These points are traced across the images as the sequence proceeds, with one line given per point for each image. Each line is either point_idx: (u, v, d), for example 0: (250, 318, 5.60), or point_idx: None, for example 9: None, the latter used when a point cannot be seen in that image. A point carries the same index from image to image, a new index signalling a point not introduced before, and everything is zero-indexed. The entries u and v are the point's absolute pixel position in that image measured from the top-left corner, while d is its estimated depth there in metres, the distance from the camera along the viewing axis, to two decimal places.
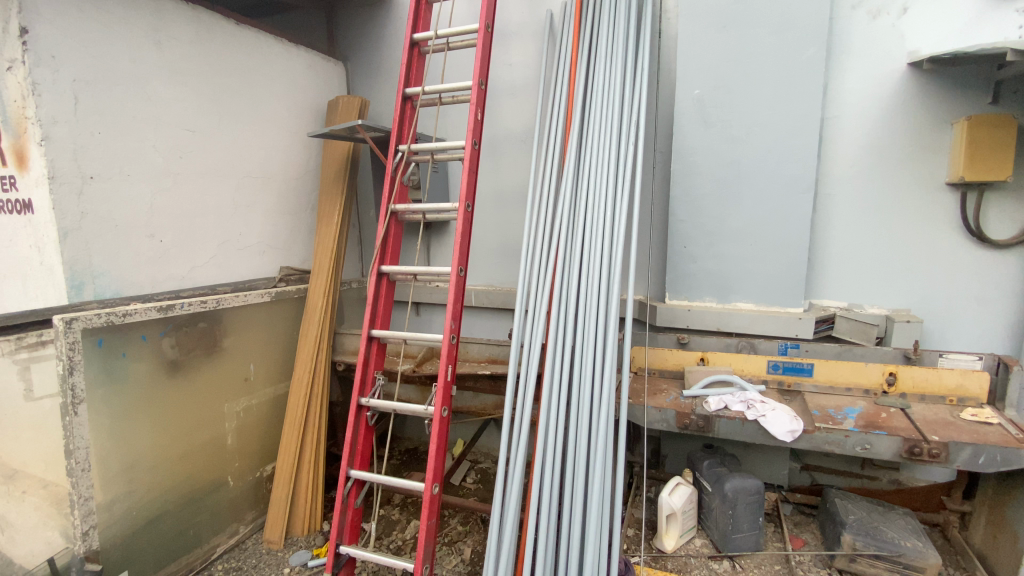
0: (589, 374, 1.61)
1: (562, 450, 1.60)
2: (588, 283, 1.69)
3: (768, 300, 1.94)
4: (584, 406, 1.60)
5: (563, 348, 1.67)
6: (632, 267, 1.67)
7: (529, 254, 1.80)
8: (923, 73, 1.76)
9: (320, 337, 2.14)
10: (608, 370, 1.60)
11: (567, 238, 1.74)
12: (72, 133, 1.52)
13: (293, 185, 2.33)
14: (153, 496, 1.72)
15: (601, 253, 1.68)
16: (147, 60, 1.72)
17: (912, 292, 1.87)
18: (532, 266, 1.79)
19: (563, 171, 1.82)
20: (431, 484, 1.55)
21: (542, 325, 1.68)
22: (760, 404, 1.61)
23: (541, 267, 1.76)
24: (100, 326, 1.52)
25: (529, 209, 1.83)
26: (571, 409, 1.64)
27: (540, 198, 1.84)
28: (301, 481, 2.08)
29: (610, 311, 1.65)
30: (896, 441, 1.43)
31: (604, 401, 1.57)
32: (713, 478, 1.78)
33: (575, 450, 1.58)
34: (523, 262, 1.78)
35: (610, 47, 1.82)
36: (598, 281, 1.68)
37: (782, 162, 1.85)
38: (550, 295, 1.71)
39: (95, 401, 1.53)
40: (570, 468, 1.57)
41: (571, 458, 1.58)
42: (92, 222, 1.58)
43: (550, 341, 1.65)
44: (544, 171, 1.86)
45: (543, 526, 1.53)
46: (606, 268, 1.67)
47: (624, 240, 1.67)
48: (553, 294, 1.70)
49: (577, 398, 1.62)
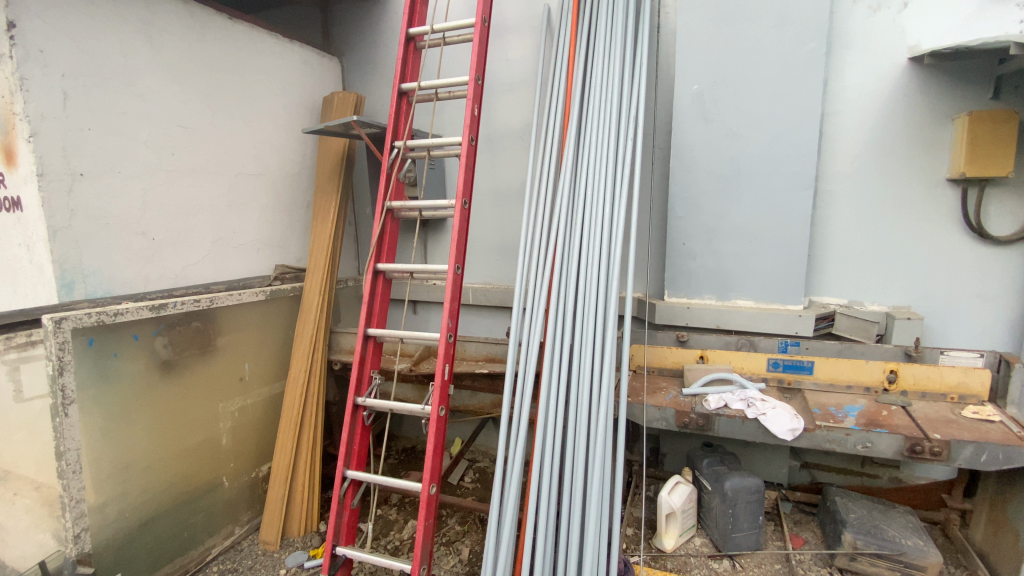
0: (589, 352, 1.61)
1: (562, 431, 1.59)
2: (588, 261, 1.68)
3: (767, 297, 1.92)
4: (584, 387, 1.59)
5: (561, 346, 1.65)
6: (633, 255, 1.65)
7: (527, 245, 1.78)
8: (924, 68, 1.74)
9: (315, 336, 2.12)
10: (608, 349, 1.59)
11: (568, 219, 1.74)
12: (61, 129, 1.49)
13: (288, 182, 2.30)
14: (146, 497, 1.69)
15: (602, 234, 1.67)
16: (138, 55, 1.69)
17: (912, 288, 1.86)
18: (532, 246, 1.79)
19: (562, 160, 1.80)
20: (429, 484, 1.54)
21: (542, 307, 1.68)
22: (761, 402, 1.59)
23: (540, 257, 1.74)
24: (90, 326, 1.49)
25: (528, 192, 1.82)
26: (571, 389, 1.63)
27: (540, 178, 1.84)
28: (297, 481, 2.06)
29: (611, 293, 1.64)
30: (898, 439, 1.42)
31: (604, 385, 1.56)
32: (713, 477, 1.76)
33: (575, 437, 1.57)
34: (521, 252, 1.77)
35: (608, 41, 1.80)
36: (598, 261, 1.67)
37: (781, 158, 1.84)
38: (550, 277, 1.71)
39: (87, 401, 1.50)
40: (569, 449, 1.57)
41: (571, 439, 1.57)
42: (83, 221, 1.55)
43: (550, 321, 1.65)
44: (544, 151, 1.85)
45: (543, 519, 1.52)
46: (607, 248, 1.65)
47: (624, 224, 1.66)
48: (554, 275, 1.69)
49: (577, 377, 1.61)
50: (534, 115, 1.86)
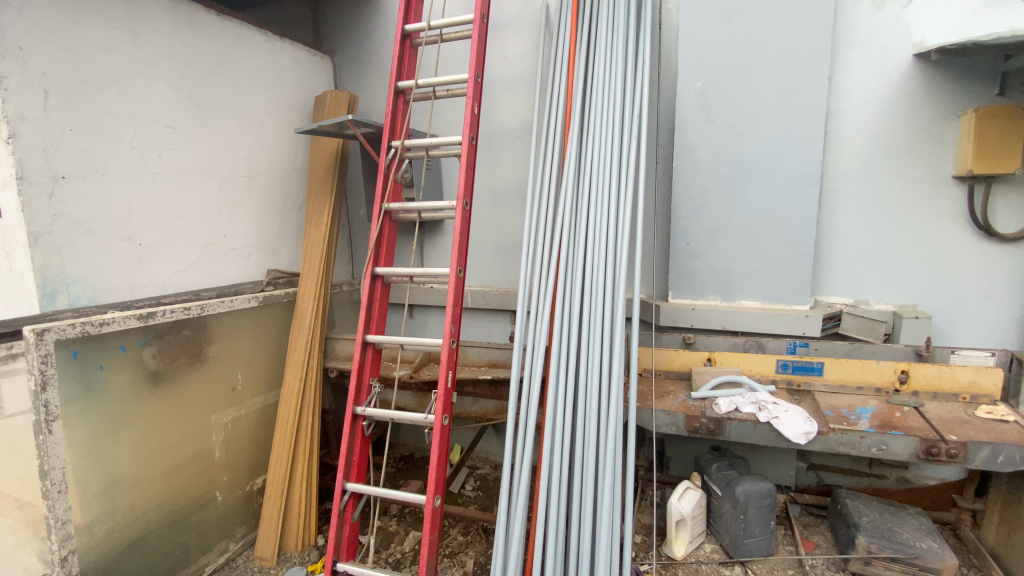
0: (594, 431, 1.52)
1: (566, 497, 1.52)
2: (591, 313, 1.60)
3: (773, 298, 1.90)
4: (590, 461, 1.50)
5: (564, 402, 1.57)
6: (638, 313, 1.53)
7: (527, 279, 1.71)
8: (930, 65, 1.73)
9: (310, 343, 2.05)
10: (614, 428, 1.50)
11: (570, 247, 1.67)
12: (41, 130, 1.42)
13: (279, 184, 2.23)
14: (136, 516, 1.62)
15: (604, 280, 1.61)
16: (122, 52, 1.62)
17: (919, 287, 1.84)
18: (532, 276, 1.72)
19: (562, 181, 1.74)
20: (432, 496, 1.48)
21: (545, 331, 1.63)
22: (772, 405, 1.56)
23: (540, 295, 1.67)
24: (74, 337, 1.41)
25: (528, 215, 1.74)
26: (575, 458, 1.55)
27: (540, 202, 1.76)
28: (294, 493, 1.98)
29: (615, 355, 1.55)
30: (913, 441, 1.39)
31: (609, 464, 1.47)
32: (722, 482, 1.73)
33: (581, 506, 1.50)
34: (521, 289, 1.68)
35: (610, 38, 1.76)
36: (603, 322, 1.58)
37: (787, 156, 1.81)
38: (551, 318, 1.64)
39: (71, 417, 1.43)
40: (576, 529, 1.48)
41: (577, 518, 1.49)
42: (65, 226, 1.48)
43: (551, 376, 1.58)
44: (544, 168, 1.79)
45: None
46: (610, 304, 1.58)
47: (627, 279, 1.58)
48: (556, 317, 1.62)
49: (583, 444, 1.53)
50: (535, 114, 1.81)
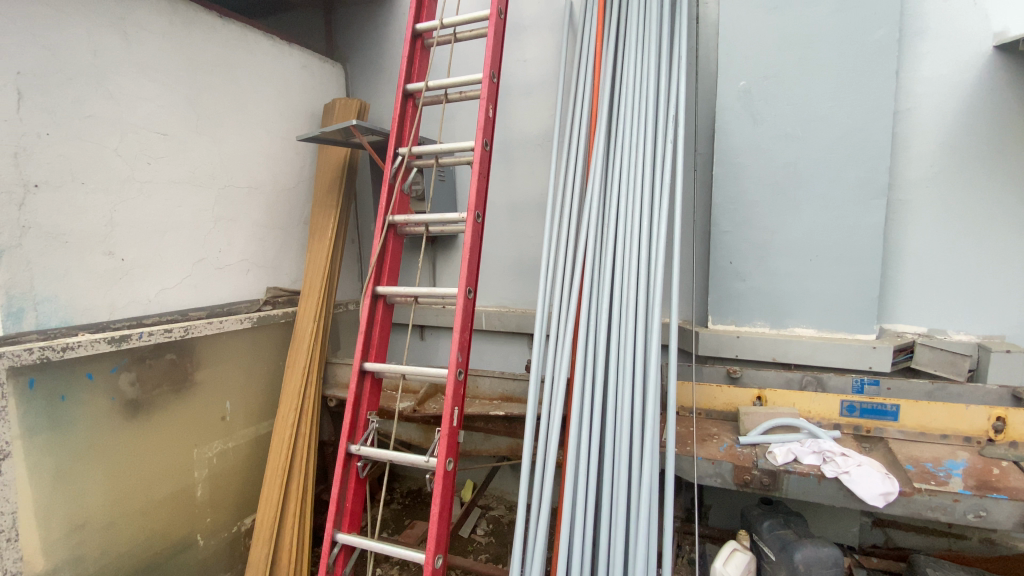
0: (626, 477, 1.28)
1: (592, 548, 1.29)
2: (621, 343, 1.38)
3: (831, 326, 1.65)
4: (620, 506, 1.27)
5: (588, 442, 1.34)
6: (674, 376, 1.31)
7: (546, 311, 1.48)
8: (1016, 58, 1.49)
9: (307, 369, 1.87)
10: (646, 478, 1.25)
11: (595, 266, 1.45)
12: (11, 133, 1.29)
13: (283, 196, 2.09)
14: (104, 563, 1.44)
15: (636, 305, 1.38)
16: (110, 52, 1.50)
17: (1007, 316, 1.57)
18: (551, 308, 1.49)
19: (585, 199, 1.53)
20: (433, 555, 1.25)
21: (564, 393, 1.38)
22: (840, 457, 1.29)
23: (562, 322, 1.46)
24: (31, 364, 1.25)
25: (547, 235, 1.54)
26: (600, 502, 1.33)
27: (560, 218, 1.55)
28: (284, 539, 1.75)
29: (650, 390, 1.32)
30: (1021, 508, 1.12)
31: (644, 519, 1.23)
32: (777, 544, 1.46)
33: (611, 563, 1.25)
34: (540, 317, 1.47)
35: (641, 31, 1.55)
36: (633, 353, 1.36)
37: (846, 163, 1.57)
38: (573, 343, 1.43)
39: (26, 454, 1.26)
40: None
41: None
42: (35, 239, 1.33)
43: (574, 413, 1.36)
44: (565, 189, 1.57)
45: None
46: (642, 332, 1.36)
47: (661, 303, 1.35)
48: (578, 344, 1.41)
49: (612, 488, 1.30)
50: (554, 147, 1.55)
